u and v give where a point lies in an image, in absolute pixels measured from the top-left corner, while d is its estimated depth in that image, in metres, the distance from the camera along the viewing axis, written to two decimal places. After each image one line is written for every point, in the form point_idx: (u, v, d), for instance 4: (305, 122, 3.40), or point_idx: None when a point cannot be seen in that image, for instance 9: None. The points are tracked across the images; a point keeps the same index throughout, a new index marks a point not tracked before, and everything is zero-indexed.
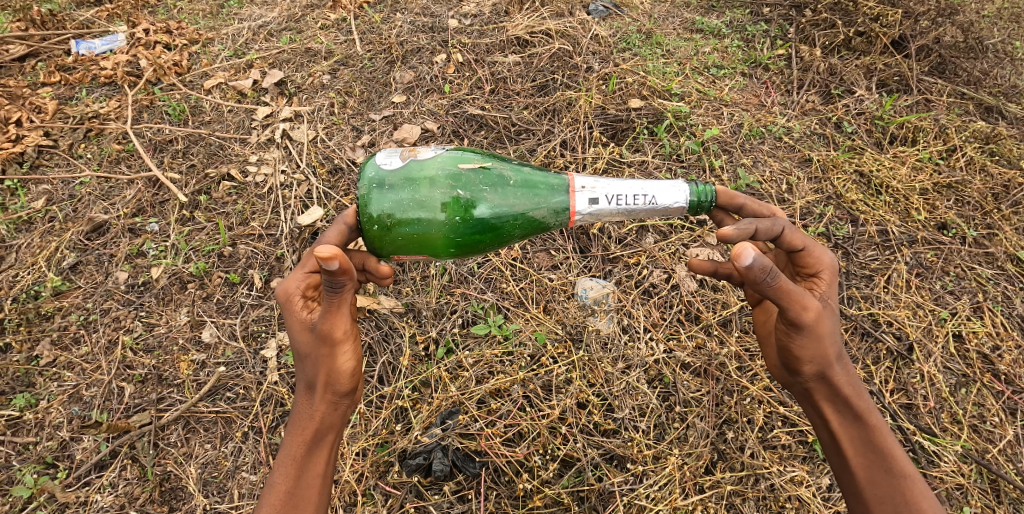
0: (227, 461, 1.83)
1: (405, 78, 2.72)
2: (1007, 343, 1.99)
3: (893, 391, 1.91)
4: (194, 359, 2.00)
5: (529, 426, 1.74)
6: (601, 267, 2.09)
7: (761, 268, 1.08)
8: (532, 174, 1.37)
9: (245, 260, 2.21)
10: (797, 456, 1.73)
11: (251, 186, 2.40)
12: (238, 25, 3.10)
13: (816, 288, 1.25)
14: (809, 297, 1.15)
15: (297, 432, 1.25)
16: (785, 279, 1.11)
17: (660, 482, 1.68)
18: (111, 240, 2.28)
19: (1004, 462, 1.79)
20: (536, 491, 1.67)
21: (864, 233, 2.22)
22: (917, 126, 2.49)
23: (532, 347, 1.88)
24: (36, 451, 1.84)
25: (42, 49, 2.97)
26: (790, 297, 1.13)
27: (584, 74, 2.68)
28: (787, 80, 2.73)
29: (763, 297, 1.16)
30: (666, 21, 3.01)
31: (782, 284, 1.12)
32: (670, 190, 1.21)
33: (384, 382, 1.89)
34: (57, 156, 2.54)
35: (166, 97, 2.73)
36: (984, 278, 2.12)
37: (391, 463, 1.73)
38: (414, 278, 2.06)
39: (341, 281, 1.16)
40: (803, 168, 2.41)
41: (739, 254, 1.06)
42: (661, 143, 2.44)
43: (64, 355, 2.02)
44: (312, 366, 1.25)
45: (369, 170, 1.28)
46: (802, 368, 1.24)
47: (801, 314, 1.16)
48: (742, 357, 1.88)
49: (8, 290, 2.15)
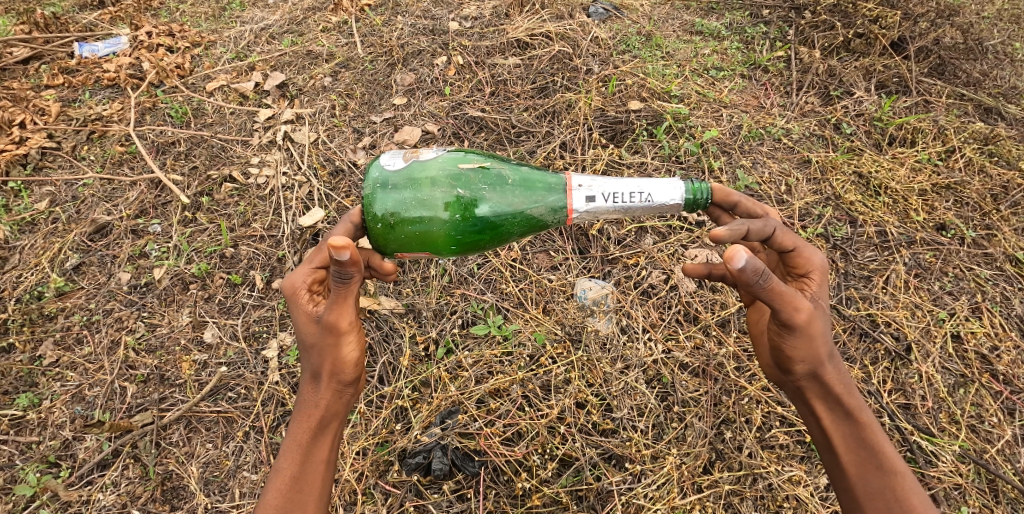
0: (229, 460, 1.84)
1: (405, 81, 2.74)
2: (1005, 343, 1.99)
3: (891, 391, 1.92)
4: (196, 360, 2.02)
5: (528, 426, 1.75)
6: (600, 268, 2.11)
7: (753, 271, 1.09)
8: (530, 173, 1.38)
9: (247, 261, 2.23)
10: (795, 456, 1.73)
11: (253, 188, 2.42)
12: (239, 28, 3.12)
13: (806, 288, 1.25)
14: (800, 298, 1.16)
15: (303, 419, 1.25)
16: (776, 281, 1.12)
17: (658, 482, 1.69)
18: (114, 241, 2.30)
19: (1002, 461, 1.79)
20: (534, 491, 1.68)
21: (862, 234, 2.23)
22: (916, 127, 2.51)
23: (531, 347, 1.90)
24: (39, 451, 1.86)
25: (45, 52, 3.00)
26: (781, 297, 1.14)
27: (583, 76, 2.69)
28: (786, 82, 2.74)
29: (756, 298, 1.17)
30: (666, 24, 3.03)
31: (774, 284, 1.13)
32: (666, 187, 1.21)
33: (384, 382, 1.91)
34: (60, 158, 2.56)
35: (169, 99, 2.75)
36: (983, 279, 2.13)
37: (391, 462, 1.74)
38: (415, 279, 2.08)
39: (349, 272, 1.17)
40: (802, 169, 2.42)
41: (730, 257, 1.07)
42: (661, 144, 2.45)
43: (67, 355, 2.04)
44: (318, 355, 1.25)
45: (373, 171, 1.30)
46: (793, 367, 1.25)
47: (793, 314, 1.16)
48: (740, 357, 1.89)
49: (11, 290, 2.17)
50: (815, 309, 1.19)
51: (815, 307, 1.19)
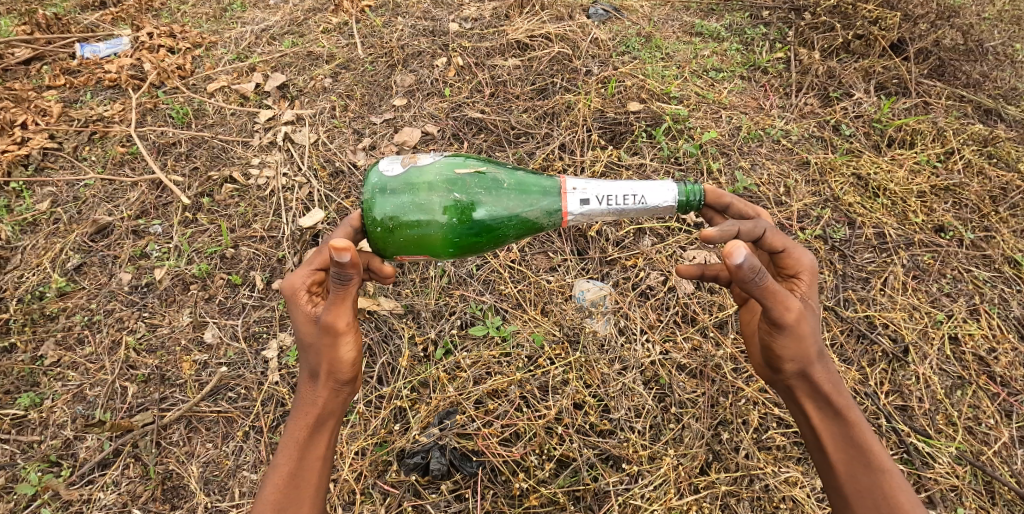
0: (229, 460, 1.85)
1: (405, 82, 2.75)
2: (1003, 346, 2.00)
3: (888, 393, 1.92)
4: (196, 360, 2.03)
5: (525, 426, 1.76)
6: (599, 269, 2.11)
7: (750, 268, 1.09)
8: (526, 176, 1.39)
9: (247, 261, 2.24)
10: (791, 457, 1.74)
11: (253, 189, 2.43)
12: (240, 29, 3.13)
13: (795, 289, 1.25)
14: (791, 298, 1.17)
15: (300, 418, 1.26)
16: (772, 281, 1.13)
17: (655, 482, 1.70)
18: (115, 241, 2.31)
19: (999, 463, 1.80)
20: (532, 491, 1.69)
21: (861, 236, 2.24)
22: (915, 129, 2.51)
23: (529, 349, 1.91)
24: (40, 450, 1.87)
25: (47, 53, 3.01)
26: (773, 297, 1.15)
27: (583, 78, 2.70)
28: (785, 84, 2.74)
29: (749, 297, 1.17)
30: (666, 25, 3.03)
31: (769, 285, 1.13)
32: (660, 190, 1.22)
33: (383, 382, 1.91)
34: (62, 158, 2.58)
35: (170, 100, 2.76)
36: (982, 280, 2.13)
37: (390, 462, 1.75)
38: (414, 280, 2.08)
39: (349, 274, 1.18)
40: (801, 171, 2.42)
41: (730, 252, 1.08)
42: (660, 146, 2.45)
43: (68, 355, 2.05)
44: (316, 355, 1.26)
45: (371, 177, 1.31)
46: (783, 366, 1.25)
47: (783, 313, 1.17)
48: (738, 358, 1.90)
49: (13, 290, 2.18)
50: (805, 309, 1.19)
51: (805, 307, 1.20)
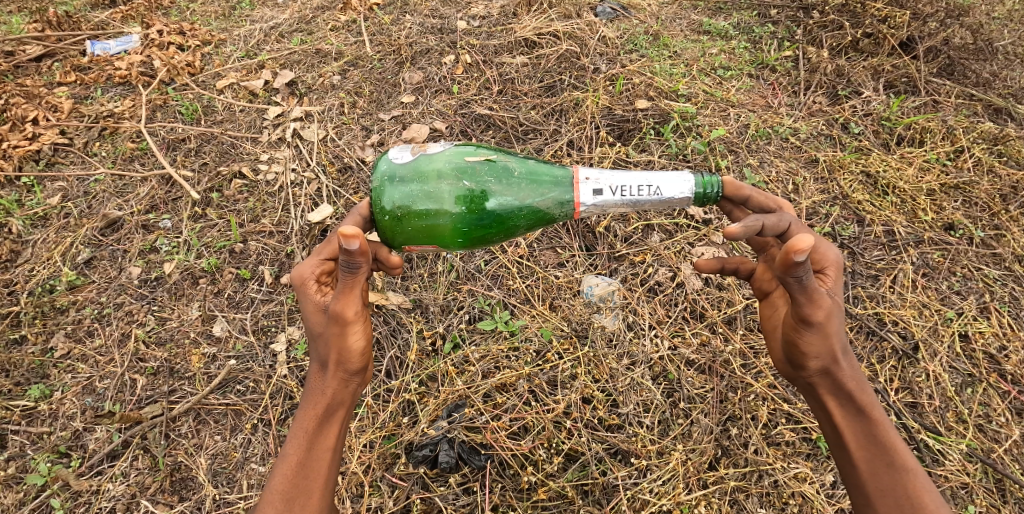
0: (237, 452, 1.86)
1: (414, 79, 2.75)
2: (1014, 343, 1.98)
3: (898, 390, 1.92)
4: (205, 353, 2.04)
5: (534, 420, 1.77)
6: (607, 265, 2.11)
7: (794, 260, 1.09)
8: (537, 166, 1.40)
9: (256, 256, 2.25)
10: (801, 453, 1.73)
11: (263, 184, 2.44)
12: (250, 26, 3.14)
13: (822, 284, 1.25)
14: (822, 295, 1.16)
15: (309, 408, 1.26)
16: (805, 276, 1.11)
17: (663, 477, 1.70)
18: (125, 236, 2.32)
19: (1009, 462, 1.79)
20: (541, 485, 1.68)
21: (869, 233, 2.24)
22: (925, 127, 2.49)
23: (537, 343, 1.91)
24: (50, 441, 1.89)
25: (58, 50, 3.03)
26: (806, 293, 1.14)
27: (591, 75, 2.70)
28: (793, 82, 2.73)
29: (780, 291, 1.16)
30: (674, 23, 3.01)
31: (802, 282, 1.12)
32: (676, 181, 1.20)
33: (391, 376, 1.92)
34: (72, 154, 2.59)
35: (179, 96, 2.78)
36: (992, 279, 2.12)
37: (398, 455, 1.76)
38: (422, 274, 2.08)
39: (357, 262, 1.18)
40: (809, 168, 2.41)
41: (797, 246, 1.05)
42: (668, 143, 2.46)
43: (78, 347, 2.07)
44: (325, 344, 1.26)
45: (380, 165, 1.32)
46: (807, 363, 1.24)
47: (811, 310, 1.16)
48: (747, 354, 1.89)
49: (24, 284, 2.20)
50: (832, 304, 1.18)
51: (832, 302, 1.19)
